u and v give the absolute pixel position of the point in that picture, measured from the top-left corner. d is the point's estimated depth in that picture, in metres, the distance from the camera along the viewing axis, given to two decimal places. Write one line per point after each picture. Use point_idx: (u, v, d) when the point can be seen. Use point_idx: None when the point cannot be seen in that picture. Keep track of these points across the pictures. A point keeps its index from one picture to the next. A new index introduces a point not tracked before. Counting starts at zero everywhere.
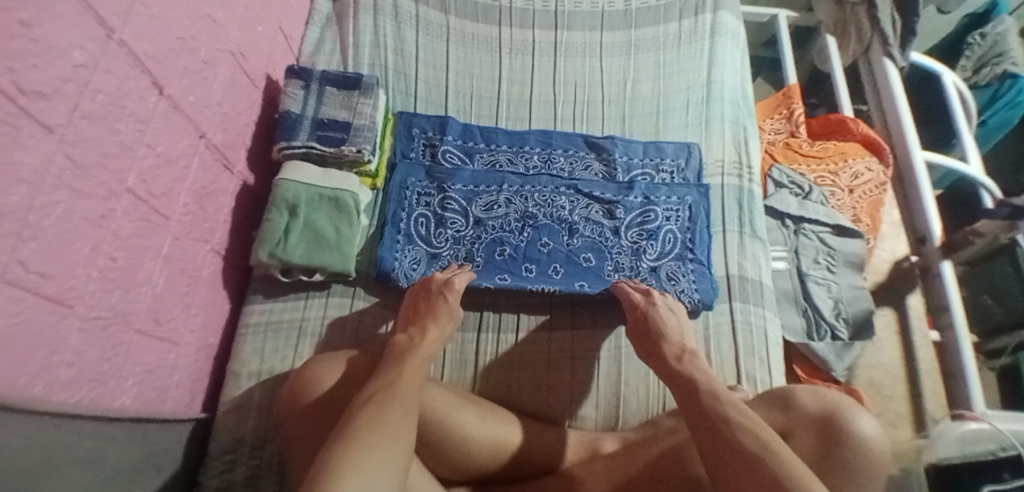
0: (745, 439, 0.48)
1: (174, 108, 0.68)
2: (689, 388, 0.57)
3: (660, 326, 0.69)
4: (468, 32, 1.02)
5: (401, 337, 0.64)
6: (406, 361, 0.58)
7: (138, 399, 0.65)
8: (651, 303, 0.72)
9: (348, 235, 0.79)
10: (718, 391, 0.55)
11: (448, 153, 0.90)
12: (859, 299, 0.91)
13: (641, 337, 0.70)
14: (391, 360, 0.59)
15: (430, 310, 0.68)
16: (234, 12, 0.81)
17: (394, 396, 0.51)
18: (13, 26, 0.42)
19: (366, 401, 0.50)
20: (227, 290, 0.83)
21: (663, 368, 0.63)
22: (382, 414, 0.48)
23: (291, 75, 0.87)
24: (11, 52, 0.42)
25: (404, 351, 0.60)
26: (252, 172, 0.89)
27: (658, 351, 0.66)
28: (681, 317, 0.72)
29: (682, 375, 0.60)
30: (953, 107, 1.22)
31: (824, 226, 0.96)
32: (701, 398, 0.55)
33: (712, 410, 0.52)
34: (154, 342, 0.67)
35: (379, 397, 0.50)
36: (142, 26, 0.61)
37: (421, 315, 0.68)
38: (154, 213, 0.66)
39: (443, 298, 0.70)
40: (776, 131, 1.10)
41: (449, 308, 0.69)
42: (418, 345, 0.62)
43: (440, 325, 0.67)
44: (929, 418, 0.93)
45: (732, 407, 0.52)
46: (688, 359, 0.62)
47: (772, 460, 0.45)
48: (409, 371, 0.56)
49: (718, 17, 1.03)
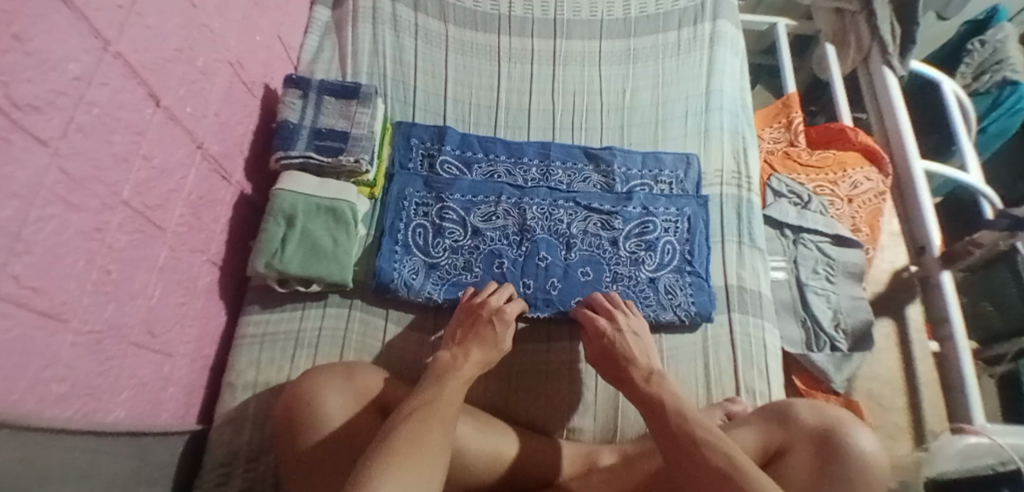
0: (712, 455, 0.50)
1: (170, 119, 0.68)
2: (660, 411, 0.56)
3: (625, 351, 0.68)
4: (467, 40, 1.02)
5: (444, 355, 0.64)
6: (446, 382, 0.58)
7: (132, 412, 0.64)
8: (617, 331, 0.70)
9: (346, 245, 0.78)
10: (684, 408, 0.56)
11: (446, 163, 0.90)
12: (859, 310, 0.91)
13: (608, 363, 0.69)
14: (429, 379, 0.59)
15: (476, 333, 0.67)
16: (232, 21, 0.81)
17: (434, 418, 0.52)
18: (5, 39, 0.42)
19: (407, 417, 0.51)
20: (223, 300, 0.83)
21: (630, 391, 0.62)
22: (421, 435, 0.49)
23: (290, 85, 0.87)
24: (4, 66, 0.42)
25: (445, 371, 0.60)
26: (250, 181, 0.88)
27: (626, 376, 0.64)
28: (645, 340, 0.71)
29: (648, 396, 0.59)
30: (953, 115, 1.21)
31: (823, 236, 0.95)
32: (667, 416, 0.55)
33: (680, 430, 0.53)
34: (149, 354, 0.67)
35: (418, 415, 0.51)
36: (138, 36, 0.61)
37: (467, 338, 0.67)
38: (149, 224, 0.65)
39: (491, 325, 0.68)
40: (775, 140, 1.10)
41: (497, 335, 0.68)
42: (459, 367, 0.61)
43: (486, 351, 0.65)
44: (929, 431, 0.92)
45: (700, 425, 0.53)
46: (657, 381, 0.61)
47: (737, 475, 0.47)
48: (451, 393, 0.56)
49: (718, 26, 1.03)
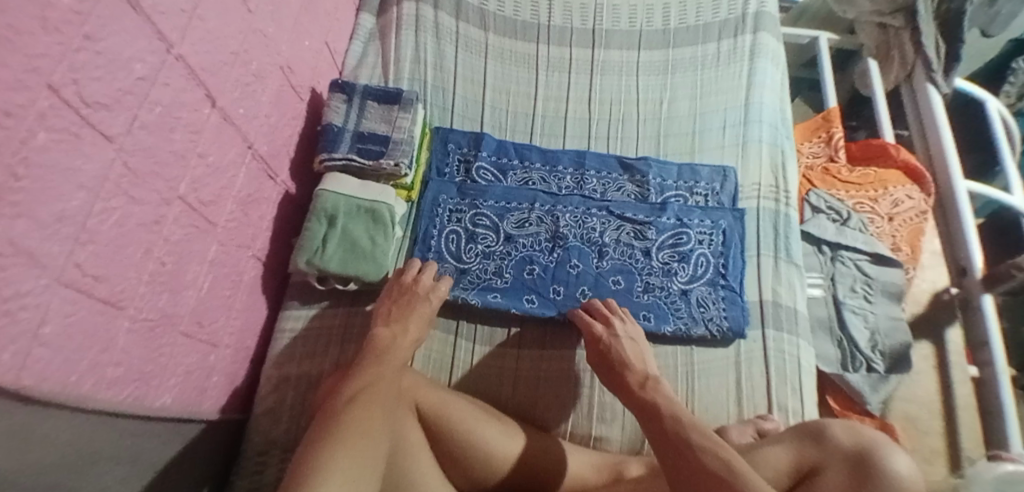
0: (709, 461, 0.47)
1: (225, 119, 0.71)
2: (655, 415, 0.56)
3: (620, 355, 0.69)
4: (507, 49, 1.03)
5: (383, 332, 0.67)
6: (386, 360, 0.61)
7: (179, 399, 0.67)
8: (612, 336, 0.71)
9: (383, 246, 0.80)
10: (678, 412, 0.55)
11: (482, 169, 0.91)
12: (897, 331, 0.88)
13: (605, 368, 0.70)
14: (368, 359, 0.61)
15: (410, 309, 0.71)
16: (284, 27, 0.84)
17: (375, 395, 0.54)
18: (78, 39, 0.44)
19: (350, 400, 0.53)
20: (265, 296, 0.85)
21: (627, 395, 0.63)
22: (365, 416, 0.51)
23: (336, 89, 0.89)
24: (76, 65, 0.44)
25: (386, 349, 0.63)
26: (294, 182, 0.91)
27: (623, 380, 0.65)
28: (641, 346, 0.71)
29: (643, 400, 0.60)
30: (997, 134, 1.18)
31: (862, 254, 0.94)
32: (663, 420, 0.55)
33: (674, 433, 0.52)
34: (195, 344, 0.69)
35: (362, 396, 0.54)
36: (199, 39, 0.64)
37: (404, 314, 0.70)
38: (202, 219, 0.68)
39: (426, 300, 0.73)
40: (814, 155, 1.08)
41: (430, 311, 0.73)
42: (397, 345, 0.65)
43: (420, 326, 0.70)
44: (964, 456, 0.90)
45: (696, 430, 0.51)
46: (652, 385, 0.62)
47: (733, 478, 0.45)
48: (389, 370, 0.59)
49: (758, 38, 1.02)
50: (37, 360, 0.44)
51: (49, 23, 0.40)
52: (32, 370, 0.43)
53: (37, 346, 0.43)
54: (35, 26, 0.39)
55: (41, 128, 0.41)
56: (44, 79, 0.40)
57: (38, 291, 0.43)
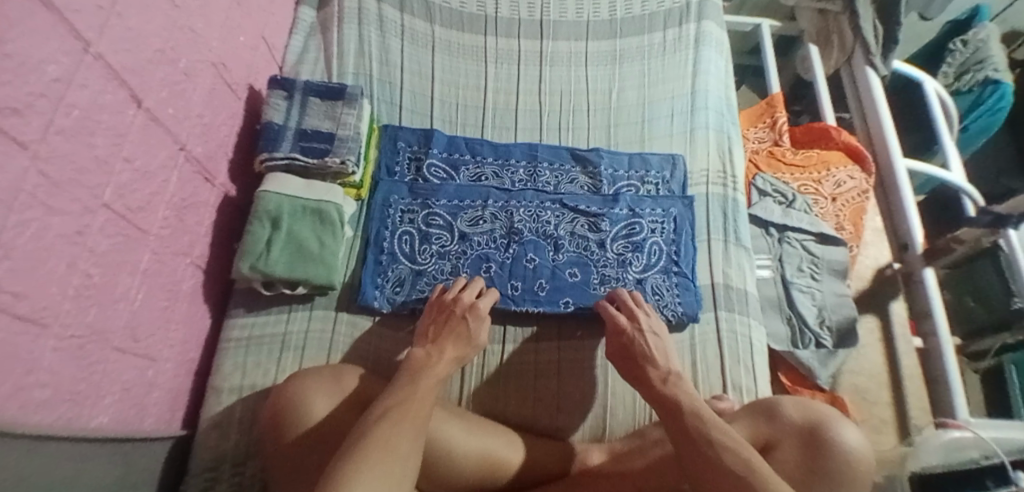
0: (728, 458, 0.52)
1: (152, 121, 0.67)
2: (677, 412, 0.59)
3: (644, 349, 0.69)
4: (454, 41, 1.02)
5: (419, 351, 0.65)
6: (421, 379, 0.59)
7: (115, 418, 0.64)
8: (636, 329, 0.71)
9: (333, 247, 0.78)
10: (699, 408, 0.58)
11: (433, 167, 0.90)
12: (843, 306, 0.92)
13: (625, 360, 0.70)
14: (403, 378, 0.60)
15: (450, 330, 0.69)
16: (215, 23, 0.80)
17: (407, 416, 0.53)
18: None
19: (379, 417, 0.53)
20: (207, 304, 0.82)
21: (649, 392, 0.64)
22: (393, 434, 0.51)
23: (274, 86, 0.86)
24: None
25: (421, 369, 0.61)
26: (234, 184, 0.88)
27: (643, 375, 0.67)
28: (664, 339, 0.71)
29: (665, 396, 0.62)
30: (935, 114, 1.23)
31: (807, 234, 0.96)
32: (684, 416, 0.58)
33: (695, 431, 0.56)
34: (131, 360, 0.66)
35: (392, 413, 0.53)
36: (119, 38, 0.60)
37: (442, 334, 0.68)
38: (131, 228, 0.64)
39: (462, 319, 0.70)
40: (760, 139, 1.11)
41: (470, 331, 0.69)
42: (434, 365, 0.63)
43: (460, 348, 0.67)
44: (912, 425, 0.94)
45: (717, 428, 0.55)
46: (673, 382, 0.64)
47: (754, 480, 0.50)
48: (424, 390, 0.58)
49: (702, 26, 1.03)
50: None
51: None
52: None
53: None
54: None
55: None
56: None
57: None
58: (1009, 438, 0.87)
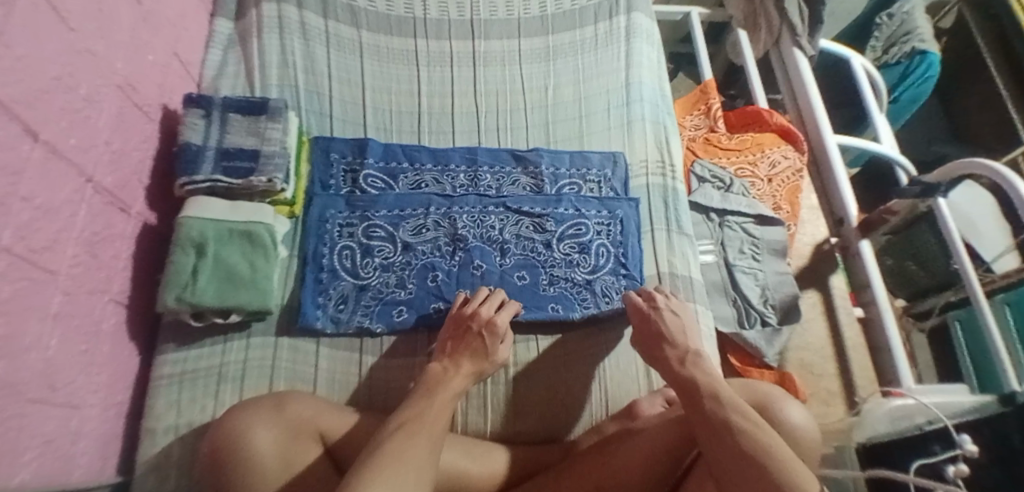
0: (744, 442, 0.50)
1: (52, 153, 0.62)
2: (694, 392, 0.57)
3: (663, 329, 0.69)
4: (382, 46, 0.99)
5: (435, 366, 0.65)
6: (436, 393, 0.60)
7: (39, 473, 0.59)
8: (656, 311, 0.71)
9: (266, 270, 0.74)
10: (716, 388, 0.57)
11: (370, 177, 0.87)
12: (785, 285, 0.94)
13: (646, 341, 0.70)
14: (420, 393, 0.60)
15: (466, 346, 0.68)
16: (118, 42, 0.75)
17: (421, 436, 0.51)
18: None
19: (392, 434, 0.51)
20: (133, 342, 0.77)
21: (668, 373, 0.63)
22: (408, 450, 0.49)
23: (189, 104, 0.81)
24: None
25: (435, 386, 0.61)
26: (153, 211, 0.83)
27: (663, 355, 0.66)
28: (687, 320, 0.71)
29: (683, 378, 0.60)
30: (864, 89, 1.28)
31: (746, 217, 0.98)
32: (700, 398, 0.56)
33: (712, 414, 0.53)
34: (51, 410, 0.61)
35: (405, 432, 0.51)
36: (8, 68, 0.54)
37: (458, 350, 0.67)
38: (37, 269, 0.59)
39: (480, 335, 0.69)
40: (696, 127, 1.13)
41: (486, 347, 0.68)
42: (450, 378, 0.63)
43: (476, 363, 0.66)
44: (860, 394, 0.98)
45: (735, 410, 0.53)
46: (692, 362, 0.62)
47: (772, 464, 0.48)
48: (437, 410, 0.57)
49: (632, 18, 1.04)
50: None
51: None
52: None
53: None
54: None
55: None
56: None
57: None
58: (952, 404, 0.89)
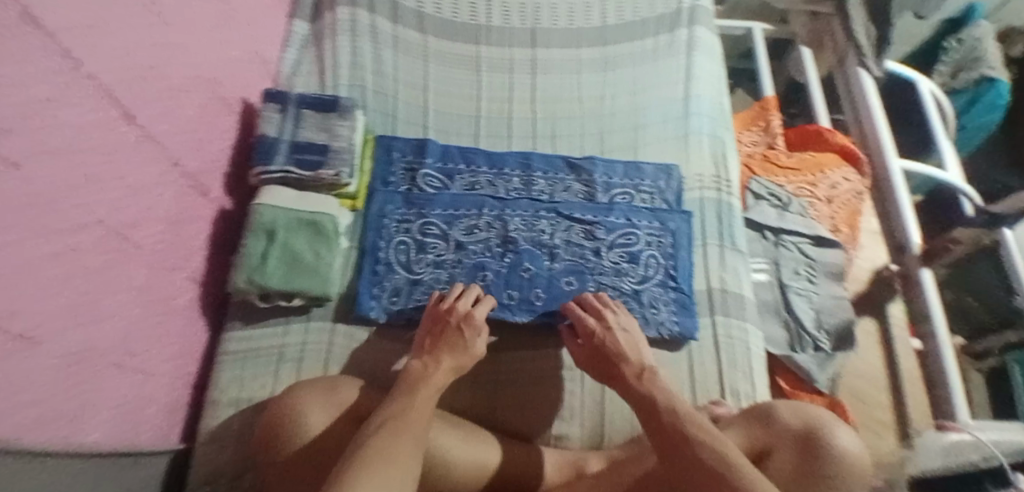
0: (705, 454, 0.50)
1: (145, 137, 0.67)
2: (653, 409, 0.57)
3: (614, 348, 0.67)
4: (447, 51, 1.03)
5: (415, 364, 0.64)
6: (419, 390, 0.59)
7: (112, 432, 0.63)
8: (606, 328, 0.70)
9: (328, 259, 0.78)
10: (675, 403, 0.56)
11: (428, 176, 0.90)
12: (840, 309, 0.92)
13: (593, 361, 0.69)
14: (401, 390, 0.59)
15: (446, 342, 0.67)
16: (207, 38, 0.81)
17: (405, 425, 0.53)
18: None
19: (379, 426, 0.52)
20: (204, 318, 0.83)
21: (624, 390, 0.62)
22: (390, 445, 0.49)
23: (268, 99, 0.87)
24: None
25: (417, 382, 0.60)
26: (229, 197, 0.88)
27: (617, 372, 0.64)
28: (635, 335, 0.70)
29: (642, 395, 0.59)
30: (929, 114, 1.24)
31: (803, 237, 0.97)
32: (661, 416, 0.55)
33: (671, 428, 0.53)
34: (127, 374, 0.66)
35: (390, 424, 0.52)
36: (110, 57, 0.60)
37: (437, 346, 0.67)
38: (125, 243, 0.64)
39: (458, 330, 0.69)
40: (754, 143, 1.11)
41: (466, 341, 0.68)
42: (432, 375, 0.62)
43: (457, 359, 0.66)
44: (913, 429, 0.93)
45: (696, 425, 0.53)
46: (648, 378, 0.62)
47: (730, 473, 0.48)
48: (422, 399, 0.58)
49: (693, 32, 1.04)
50: None
51: None
52: None
53: None
54: None
55: None
56: None
57: None
58: (1008, 441, 0.86)
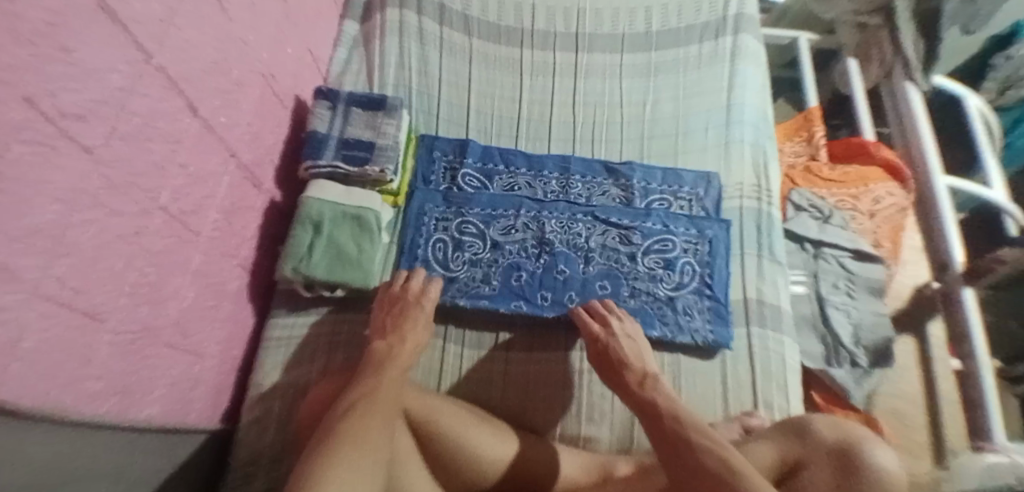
0: (708, 461, 0.47)
1: (205, 128, 0.70)
2: (655, 415, 0.56)
3: (620, 355, 0.69)
4: (491, 54, 1.04)
5: (380, 345, 0.65)
6: (386, 370, 0.60)
7: (164, 409, 0.67)
8: (610, 335, 0.71)
9: (370, 252, 0.80)
10: (678, 411, 0.55)
11: (468, 176, 0.92)
12: (879, 326, 0.90)
13: (605, 368, 0.70)
14: (370, 370, 0.60)
15: (405, 318, 0.71)
16: (265, 35, 0.84)
17: (373, 405, 0.53)
18: (55, 52, 0.43)
19: (346, 410, 0.52)
20: (252, 304, 0.86)
21: (628, 397, 0.62)
22: (361, 426, 0.49)
23: (319, 97, 0.90)
24: (51, 76, 0.42)
25: (384, 360, 0.62)
26: (279, 189, 0.91)
27: (623, 381, 0.65)
28: (640, 343, 0.72)
29: (647, 403, 0.58)
30: (976, 131, 1.21)
31: (844, 251, 0.95)
32: (663, 421, 0.54)
33: (671, 432, 0.52)
34: (180, 354, 0.69)
35: (359, 406, 0.52)
36: (176, 50, 0.62)
37: (399, 324, 0.70)
38: (183, 229, 0.67)
39: (418, 304, 0.73)
40: (795, 154, 1.11)
41: (425, 314, 0.72)
42: (399, 352, 0.64)
43: (419, 333, 0.69)
44: (950, 451, 0.91)
45: (695, 430, 0.51)
46: (651, 385, 0.62)
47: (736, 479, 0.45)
48: (388, 378, 0.58)
49: (739, 40, 1.03)
50: (15, 376, 0.42)
51: (23, 37, 0.38)
52: (9, 386, 0.42)
53: (14, 362, 0.42)
54: (9, 41, 0.37)
55: (16, 142, 0.39)
56: (19, 91, 0.39)
57: (14, 305, 0.41)
58: None
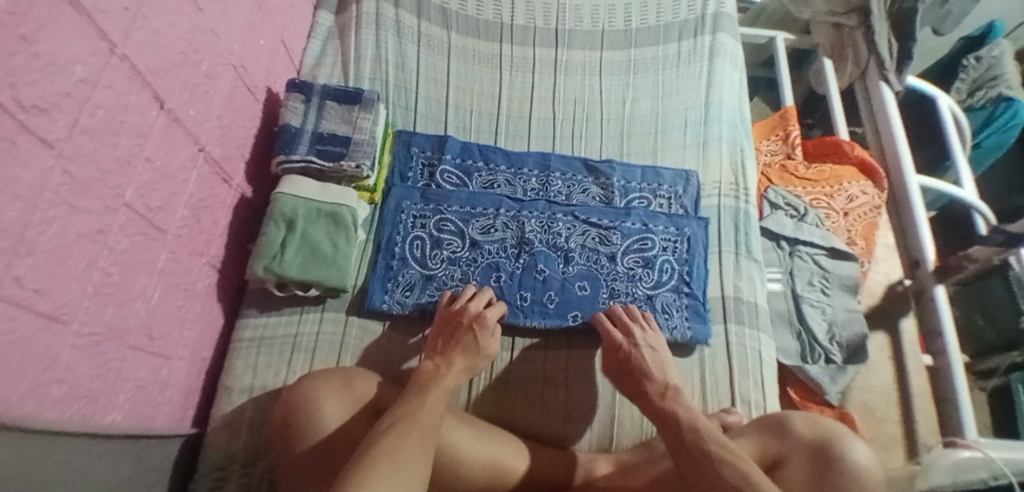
0: (728, 472, 0.50)
1: (173, 122, 0.67)
2: (676, 427, 0.57)
3: (642, 364, 0.68)
4: (470, 48, 1.03)
5: (427, 365, 0.64)
6: (428, 391, 0.58)
7: (129, 415, 0.64)
8: (633, 345, 0.70)
9: (345, 251, 0.78)
10: (698, 422, 0.56)
11: (446, 173, 0.91)
12: (853, 322, 0.91)
13: (624, 376, 0.69)
14: (413, 388, 0.59)
15: (456, 342, 0.68)
16: (236, 26, 0.81)
17: (411, 427, 0.52)
18: (16, 41, 0.41)
19: (386, 429, 0.51)
20: (221, 304, 0.83)
21: (646, 406, 0.63)
22: (400, 449, 0.49)
23: (292, 90, 0.88)
24: (11, 68, 0.40)
25: (427, 381, 0.60)
26: (250, 185, 0.89)
27: (641, 389, 0.65)
28: (662, 354, 0.70)
29: (665, 412, 0.60)
30: (948, 129, 1.24)
31: (818, 248, 0.96)
32: (683, 431, 0.56)
33: (693, 446, 0.54)
34: (146, 357, 0.66)
35: (398, 427, 0.51)
36: (143, 40, 0.60)
37: (449, 347, 0.67)
38: (150, 227, 0.65)
39: (470, 330, 0.69)
40: (772, 152, 1.11)
41: (477, 341, 0.68)
42: (443, 376, 0.62)
43: (469, 359, 0.66)
44: (922, 444, 0.93)
45: (716, 442, 0.54)
46: (672, 396, 0.62)
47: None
48: (432, 400, 0.57)
49: (717, 39, 1.04)
50: None
51: None
52: None
53: None
54: None
55: None
56: None
57: None
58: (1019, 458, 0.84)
